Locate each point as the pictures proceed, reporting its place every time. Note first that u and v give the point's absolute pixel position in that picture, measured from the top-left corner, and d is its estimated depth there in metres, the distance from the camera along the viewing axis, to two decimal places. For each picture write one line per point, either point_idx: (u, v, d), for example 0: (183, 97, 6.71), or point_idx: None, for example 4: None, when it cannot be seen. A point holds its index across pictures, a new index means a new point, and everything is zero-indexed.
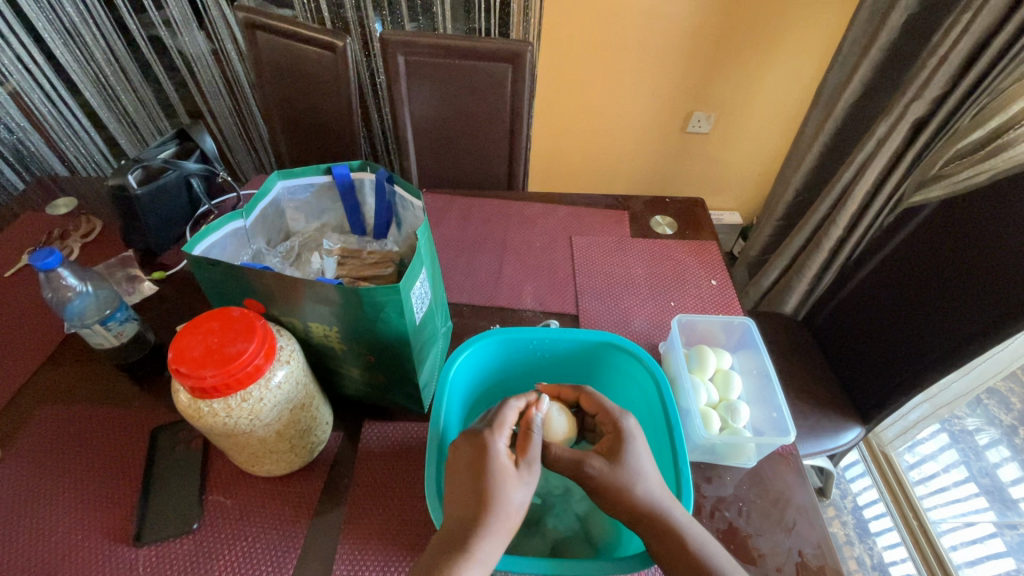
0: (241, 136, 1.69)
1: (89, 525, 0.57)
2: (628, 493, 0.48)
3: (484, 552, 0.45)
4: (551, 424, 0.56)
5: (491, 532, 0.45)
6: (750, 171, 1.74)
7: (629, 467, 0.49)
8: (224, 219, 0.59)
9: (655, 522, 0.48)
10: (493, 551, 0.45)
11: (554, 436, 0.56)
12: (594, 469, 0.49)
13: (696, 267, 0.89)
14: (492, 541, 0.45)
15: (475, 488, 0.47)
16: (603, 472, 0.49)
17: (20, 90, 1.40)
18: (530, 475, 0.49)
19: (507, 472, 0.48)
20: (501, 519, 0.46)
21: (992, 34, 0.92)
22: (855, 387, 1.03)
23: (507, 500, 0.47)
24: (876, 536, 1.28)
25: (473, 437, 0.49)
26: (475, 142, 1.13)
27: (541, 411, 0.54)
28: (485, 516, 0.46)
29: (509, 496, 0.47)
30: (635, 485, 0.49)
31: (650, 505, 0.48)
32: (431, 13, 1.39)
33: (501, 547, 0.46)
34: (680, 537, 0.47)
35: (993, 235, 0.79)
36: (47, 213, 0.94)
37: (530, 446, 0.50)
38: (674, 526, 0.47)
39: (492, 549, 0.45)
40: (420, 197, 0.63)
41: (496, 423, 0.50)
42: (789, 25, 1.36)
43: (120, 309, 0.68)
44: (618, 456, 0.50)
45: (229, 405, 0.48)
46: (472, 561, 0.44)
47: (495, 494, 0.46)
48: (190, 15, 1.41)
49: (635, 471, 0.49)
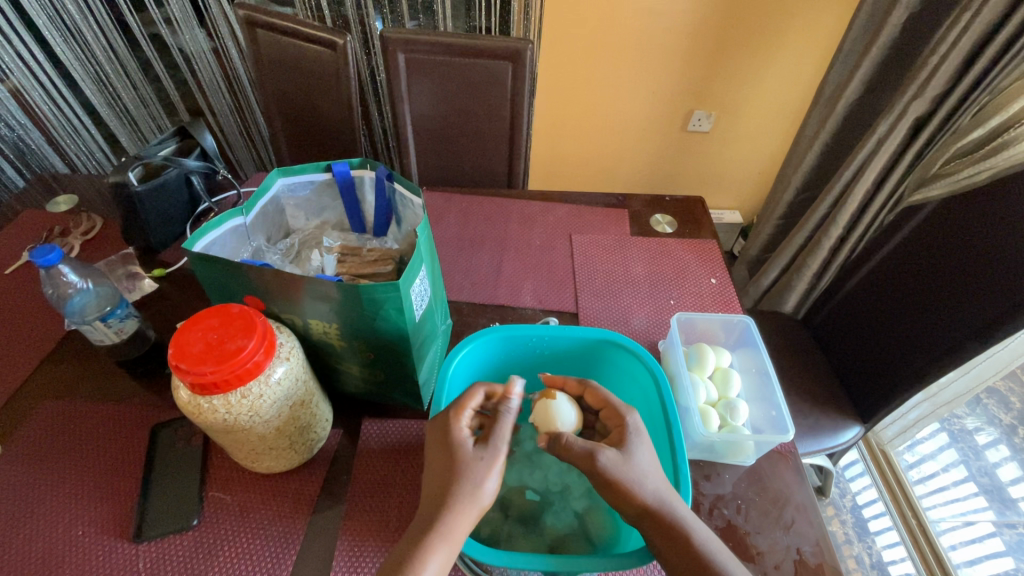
0: (241, 134, 1.70)
1: (89, 521, 0.57)
2: (639, 487, 0.48)
3: (449, 532, 0.45)
4: (559, 415, 0.56)
5: (456, 511, 0.46)
6: (750, 170, 1.74)
7: (637, 460, 0.50)
8: (224, 216, 0.59)
9: (660, 516, 0.48)
10: (460, 531, 0.46)
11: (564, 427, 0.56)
12: (606, 459, 0.49)
13: (696, 266, 0.89)
14: (458, 522, 0.46)
15: (439, 466, 0.49)
16: (615, 464, 0.49)
17: (20, 87, 1.39)
18: (493, 454, 0.49)
19: (465, 450, 0.49)
20: (463, 497, 0.46)
21: (991, 33, 0.92)
22: (854, 386, 1.03)
23: (467, 478, 0.47)
24: (875, 535, 1.29)
25: (439, 419, 0.51)
26: (475, 140, 1.13)
27: (515, 397, 0.52)
28: (447, 495, 0.46)
29: (470, 474, 0.47)
30: (645, 480, 0.49)
31: (657, 502, 0.48)
32: (431, 11, 1.40)
33: (469, 526, 0.46)
34: (684, 532, 0.47)
35: (991, 234, 0.79)
36: (48, 210, 0.94)
37: (495, 429, 0.50)
38: (680, 523, 0.48)
39: (458, 529, 0.46)
40: (420, 195, 0.63)
41: (460, 403, 0.52)
42: (790, 23, 1.36)
43: (120, 306, 0.67)
44: (627, 447, 0.51)
45: (229, 402, 0.48)
46: (436, 541, 0.45)
47: (455, 472, 0.47)
48: (190, 13, 1.41)
49: (643, 466, 0.49)
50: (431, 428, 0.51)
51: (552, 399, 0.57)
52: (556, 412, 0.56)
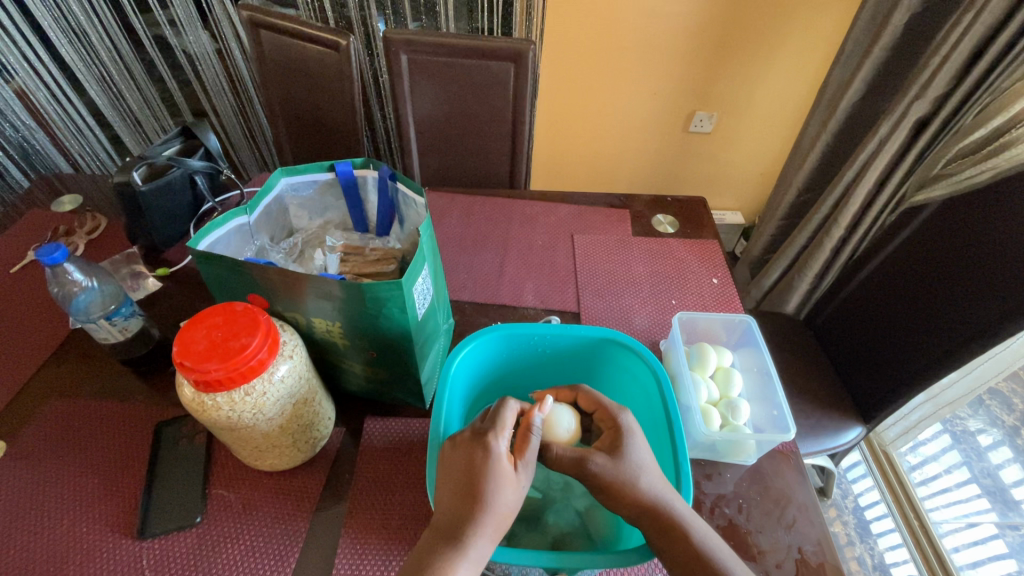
0: (244, 134, 1.70)
1: (93, 518, 0.57)
2: (632, 486, 0.49)
3: (477, 549, 0.45)
4: (553, 423, 0.56)
5: (484, 529, 0.46)
6: (752, 171, 1.74)
7: (630, 461, 0.50)
8: (228, 215, 0.59)
9: (659, 515, 0.48)
10: (486, 548, 0.46)
11: (559, 438, 0.56)
12: (596, 465, 0.50)
13: (698, 266, 0.89)
14: (485, 540, 0.46)
15: (462, 484, 0.48)
16: (606, 467, 0.49)
17: (25, 87, 1.42)
18: (526, 476, 0.50)
19: (505, 475, 0.48)
20: (493, 518, 0.47)
21: (992, 35, 0.92)
22: (855, 386, 1.03)
23: (501, 503, 0.47)
24: (877, 537, 1.28)
25: (473, 437, 0.50)
26: (476, 141, 1.14)
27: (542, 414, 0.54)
28: (478, 515, 0.46)
29: (503, 499, 0.47)
30: (638, 478, 0.49)
31: (653, 500, 0.48)
32: (434, 12, 1.41)
33: (493, 543, 0.47)
34: (683, 529, 0.47)
35: (993, 233, 0.79)
36: (53, 210, 0.95)
37: (530, 448, 0.51)
38: (678, 519, 0.48)
39: (485, 547, 0.46)
40: (423, 195, 0.63)
41: (498, 426, 0.50)
42: (792, 24, 1.36)
43: (125, 304, 0.68)
44: (619, 450, 0.51)
45: (233, 399, 0.49)
46: (462, 557, 0.44)
47: (488, 495, 0.47)
48: (195, 14, 1.42)
49: (636, 465, 0.50)
50: (463, 447, 0.50)
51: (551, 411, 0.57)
52: (553, 425, 0.56)
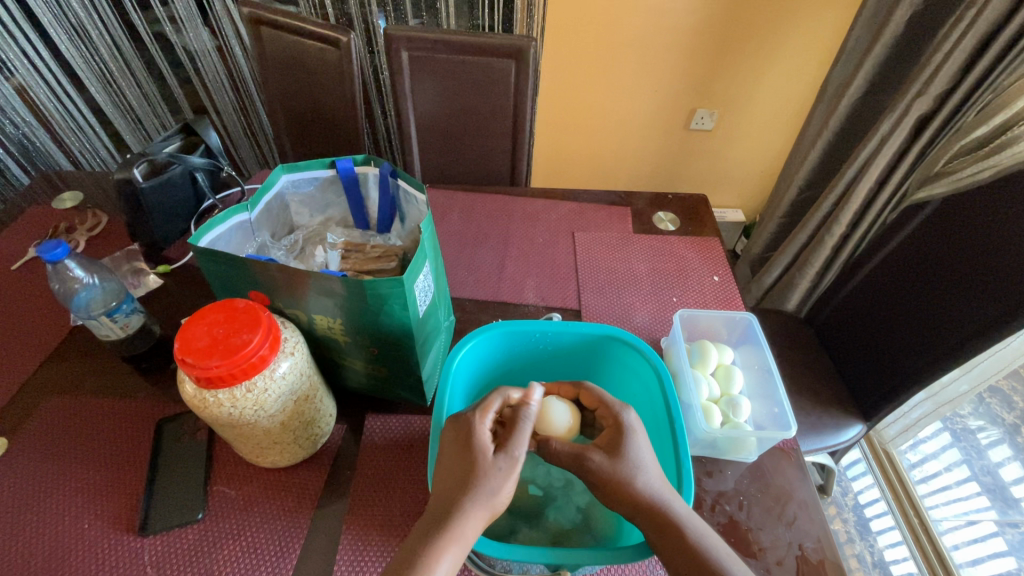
0: (244, 132, 1.70)
1: (95, 515, 0.57)
2: (628, 487, 0.49)
3: (461, 532, 0.45)
4: (550, 415, 0.57)
5: (469, 513, 0.46)
6: (753, 169, 1.74)
7: (629, 461, 0.50)
8: (229, 211, 0.59)
9: (655, 514, 0.47)
10: (471, 532, 0.46)
11: (554, 428, 0.57)
12: (594, 463, 0.50)
13: (699, 263, 0.89)
14: (470, 524, 0.46)
15: (452, 467, 0.48)
16: (604, 466, 0.50)
17: (25, 84, 1.40)
18: (510, 462, 0.49)
19: (485, 456, 0.48)
20: (478, 503, 0.46)
21: (993, 32, 0.92)
22: (856, 384, 1.03)
23: (483, 485, 0.47)
24: (877, 534, 1.28)
25: (458, 421, 0.51)
26: (477, 138, 1.14)
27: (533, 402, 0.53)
28: (462, 497, 0.46)
29: (485, 480, 0.47)
30: (634, 479, 0.49)
31: (650, 499, 0.48)
32: (434, 9, 1.41)
33: (479, 530, 0.46)
34: (679, 529, 0.47)
35: (993, 232, 0.80)
36: (53, 207, 0.95)
37: (514, 435, 0.50)
38: (673, 517, 0.47)
39: (469, 530, 0.45)
40: (424, 191, 0.63)
41: (482, 408, 0.51)
42: (793, 21, 1.35)
43: (126, 301, 0.67)
44: (618, 449, 0.51)
45: (234, 396, 0.49)
46: (446, 540, 0.44)
47: (469, 475, 0.47)
48: (195, 12, 1.42)
49: (634, 464, 0.50)
50: (448, 429, 0.51)
51: (548, 407, 0.57)
52: (549, 418, 0.57)
